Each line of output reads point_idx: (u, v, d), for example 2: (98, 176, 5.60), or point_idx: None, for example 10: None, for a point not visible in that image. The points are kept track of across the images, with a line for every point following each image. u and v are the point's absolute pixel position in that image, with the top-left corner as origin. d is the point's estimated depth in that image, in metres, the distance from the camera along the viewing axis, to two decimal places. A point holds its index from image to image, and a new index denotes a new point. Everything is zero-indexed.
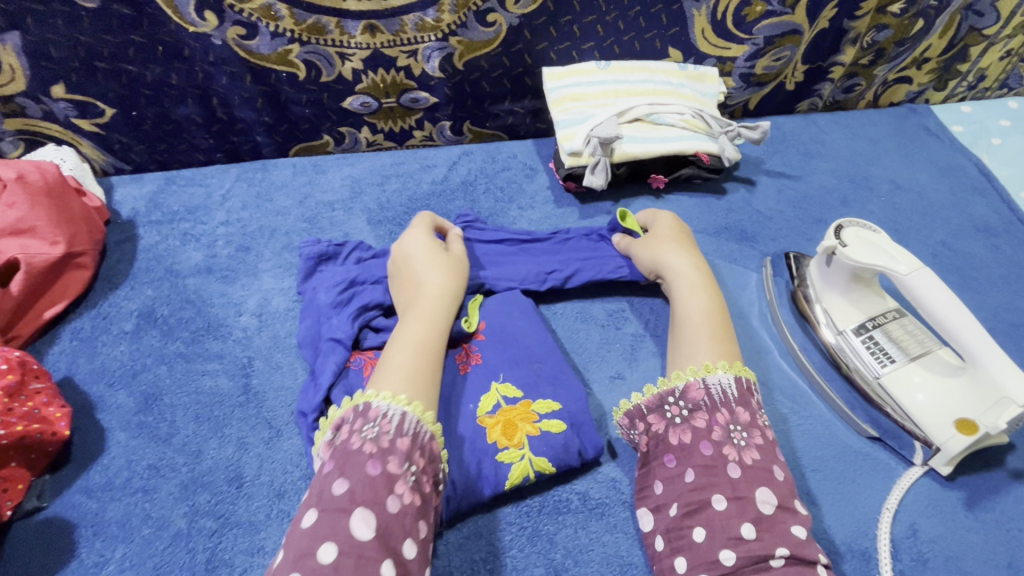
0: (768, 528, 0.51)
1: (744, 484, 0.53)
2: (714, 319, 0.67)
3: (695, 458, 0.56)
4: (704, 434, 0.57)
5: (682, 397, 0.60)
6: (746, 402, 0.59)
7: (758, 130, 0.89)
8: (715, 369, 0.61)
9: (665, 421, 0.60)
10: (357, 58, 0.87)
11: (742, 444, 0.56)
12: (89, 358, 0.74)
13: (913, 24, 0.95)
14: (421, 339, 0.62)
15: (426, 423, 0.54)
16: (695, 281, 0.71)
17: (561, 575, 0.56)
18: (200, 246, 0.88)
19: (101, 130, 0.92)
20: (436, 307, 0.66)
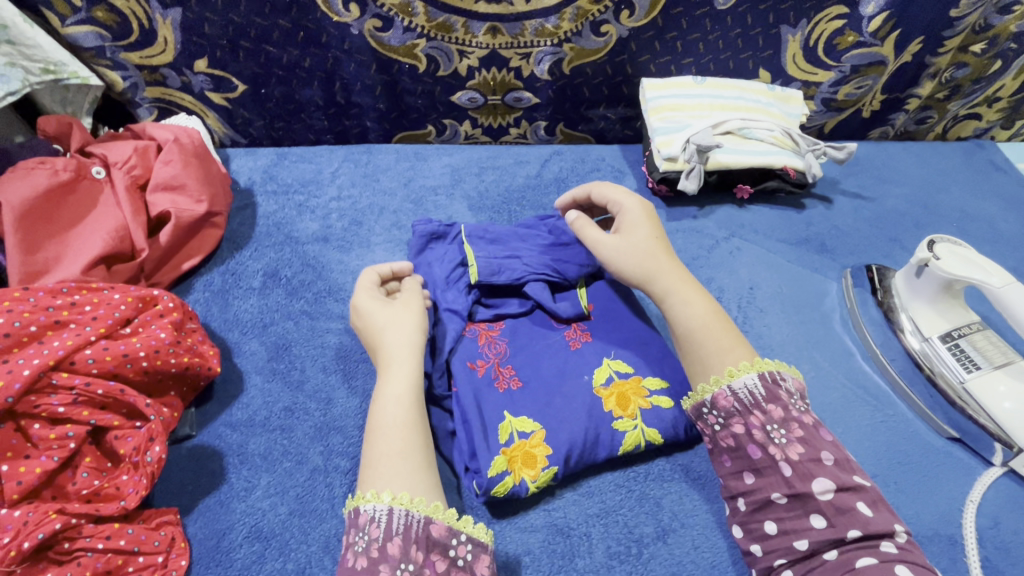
0: (837, 512, 0.50)
1: (799, 479, 0.52)
2: (712, 328, 0.62)
3: (747, 460, 0.55)
4: (747, 438, 0.55)
5: (712, 406, 0.59)
6: (776, 397, 0.56)
7: (844, 151, 0.96)
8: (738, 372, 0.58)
9: (710, 429, 0.59)
10: (475, 56, 0.94)
11: (783, 441, 0.54)
12: (222, 309, 0.81)
13: (991, 64, 1.01)
14: (399, 412, 0.57)
15: (416, 509, 0.51)
16: (686, 293, 0.65)
17: (669, 534, 0.62)
18: (315, 217, 0.95)
19: (229, 104, 0.99)
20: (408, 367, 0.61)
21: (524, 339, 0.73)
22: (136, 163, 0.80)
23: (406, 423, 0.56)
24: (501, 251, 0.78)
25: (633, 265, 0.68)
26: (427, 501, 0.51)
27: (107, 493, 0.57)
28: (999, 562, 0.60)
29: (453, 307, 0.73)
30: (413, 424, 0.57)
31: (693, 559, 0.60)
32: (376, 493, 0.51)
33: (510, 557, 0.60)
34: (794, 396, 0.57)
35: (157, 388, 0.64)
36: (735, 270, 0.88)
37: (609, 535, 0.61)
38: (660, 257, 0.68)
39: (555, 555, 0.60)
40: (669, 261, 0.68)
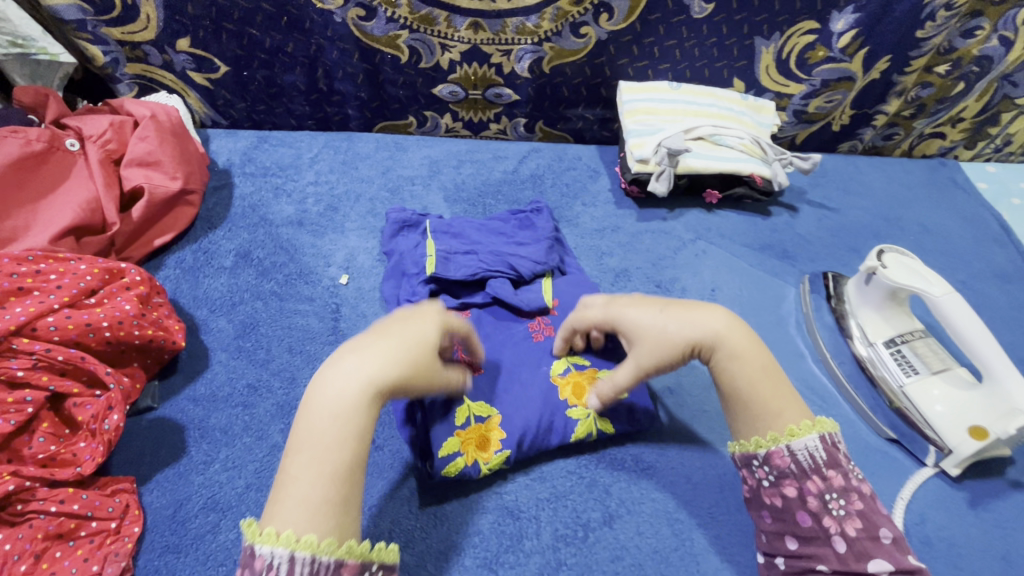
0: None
1: (853, 558, 0.52)
2: (772, 380, 0.58)
3: (794, 525, 0.55)
4: (799, 505, 0.54)
5: (765, 463, 0.56)
6: (836, 462, 0.55)
7: (808, 162, 0.99)
8: (801, 431, 0.55)
9: (754, 481, 0.57)
10: (457, 51, 0.96)
11: (842, 513, 0.53)
12: (193, 286, 0.81)
13: (954, 86, 1.05)
14: (332, 431, 0.47)
15: (324, 555, 0.44)
16: (739, 349, 0.58)
17: (615, 519, 0.64)
18: (291, 201, 0.96)
19: (211, 85, 1.00)
20: (358, 388, 0.49)
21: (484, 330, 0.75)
22: (111, 138, 0.81)
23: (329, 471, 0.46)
24: (460, 246, 0.80)
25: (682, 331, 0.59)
26: (336, 544, 0.45)
27: (63, 459, 0.58)
28: (923, 556, 0.63)
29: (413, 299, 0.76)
30: (341, 472, 0.47)
31: (636, 544, 0.62)
32: (269, 532, 0.44)
33: (459, 535, 0.62)
34: (849, 460, 0.56)
35: (121, 359, 0.65)
36: (699, 271, 0.91)
37: (557, 518, 0.63)
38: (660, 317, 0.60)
39: (503, 536, 0.62)
40: (710, 313, 0.59)
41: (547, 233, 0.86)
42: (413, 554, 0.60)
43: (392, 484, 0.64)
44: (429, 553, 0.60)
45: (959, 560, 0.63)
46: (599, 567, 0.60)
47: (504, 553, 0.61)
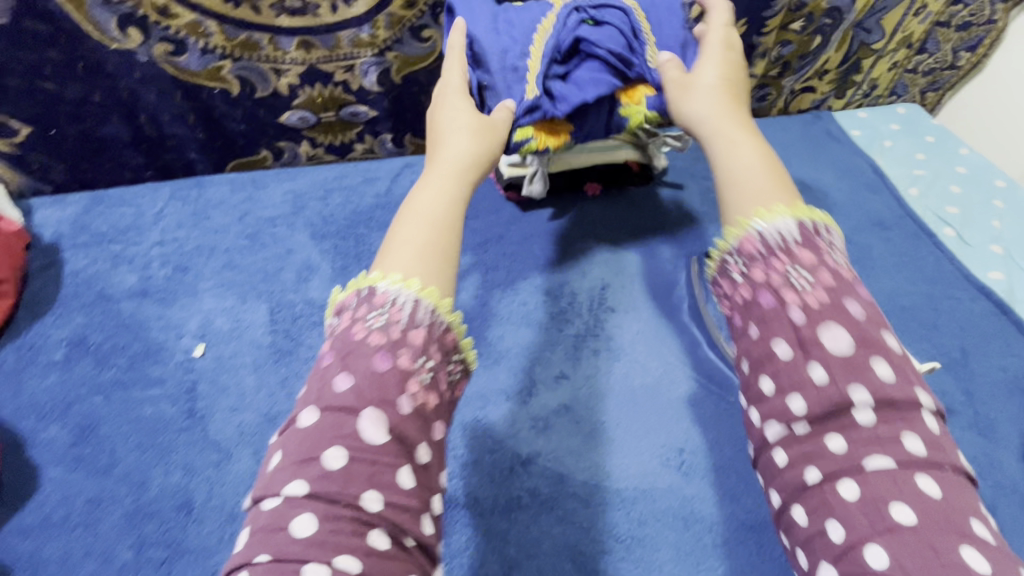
0: (845, 363, 0.44)
1: (817, 349, 0.45)
2: (767, 165, 0.56)
3: (764, 346, 0.47)
4: (766, 286, 0.48)
5: (738, 253, 0.51)
6: (813, 245, 0.48)
7: (682, 138, 0.94)
8: (773, 212, 0.51)
9: (731, 285, 0.51)
10: (293, 74, 0.87)
11: (809, 284, 0.46)
12: (16, 393, 0.70)
13: (813, 40, 1.05)
14: (437, 200, 0.56)
15: (426, 301, 0.48)
16: (736, 134, 0.59)
17: (515, 568, 0.61)
18: (134, 268, 0.85)
19: (16, 150, 0.87)
20: (460, 186, 0.58)
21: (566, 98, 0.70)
22: None
23: (434, 215, 0.54)
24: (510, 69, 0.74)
25: (707, 116, 0.61)
26: (420, 287, 0.49)
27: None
28: None
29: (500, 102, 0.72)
30: (434, 222, 0.54)
31: None
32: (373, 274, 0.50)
33: None
34: (835, 248, 0.50)
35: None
36: (588, 271, 0.87)
37: None
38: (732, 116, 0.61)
39: None
40: (747, 134, 0.59)
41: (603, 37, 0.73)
42: None
43: None
44: None
45: None
46: None
47: None
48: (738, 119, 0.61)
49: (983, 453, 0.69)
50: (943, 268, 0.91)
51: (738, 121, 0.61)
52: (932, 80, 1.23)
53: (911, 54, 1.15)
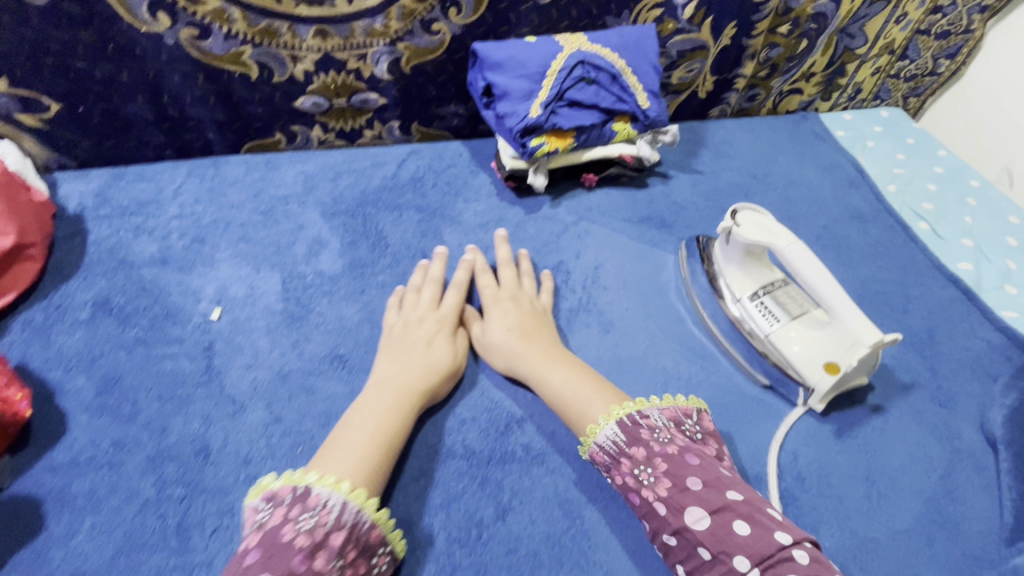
0: (719, 543, 0.53)
1: (696, 525, 0.55)
2: (579, 395, 0.69)
3: (656, 520, 0.58)
4: (627, 488, 0.60)
5: (595, 463, 0.64)
6: (636, 438, 0.62)
7: (670, 135, 1.01)
8: (599, 427, 0.64)
9: (609, 474, 0.63)
10: (309, 61, 0.93)
11: (652, 480, 0.59)
12: (44, 347, 0.75)
13: (799, 43, 1.11)
14: (391, 408, 0.66)
15: (354, 499, 0.57)
16: (542, 368, 0.72)
17: (508, 513, 0.64)
18: (154, 238, 0.90)
19: (45, 126, 0.92)
20: (416, 381, 0.69)
21: (568, 119, 0.92)
22: None
23: (368, 437, 0.63)
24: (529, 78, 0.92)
25: (512, 366, 0.73)
26: (350, 487, 0.57)
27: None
28: (795, 491, 0.67)
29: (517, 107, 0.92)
30: (376, 440, 0.63)
31: (530, 533, 0.63)
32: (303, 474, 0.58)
33: None
34: (658, 429, 0.63)
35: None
36: (582, 252, 0.93)
37: (450, 522, 0.63)
38: (532, 342, 0.75)
39: None
40: (530, 346, 0.74)
41: (597, 70, 0.94)
42: None
43: None
44: None
45: (827, 488, 0.68)
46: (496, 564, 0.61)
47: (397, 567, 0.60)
48: (546, 356, 0.73)
49: (943, 422, 0.74)
50: (915, 258, 0.96)
51: (551, 357, 0.73)
52: (914, 85, 1.29)
53: (893, 60, 1.22)
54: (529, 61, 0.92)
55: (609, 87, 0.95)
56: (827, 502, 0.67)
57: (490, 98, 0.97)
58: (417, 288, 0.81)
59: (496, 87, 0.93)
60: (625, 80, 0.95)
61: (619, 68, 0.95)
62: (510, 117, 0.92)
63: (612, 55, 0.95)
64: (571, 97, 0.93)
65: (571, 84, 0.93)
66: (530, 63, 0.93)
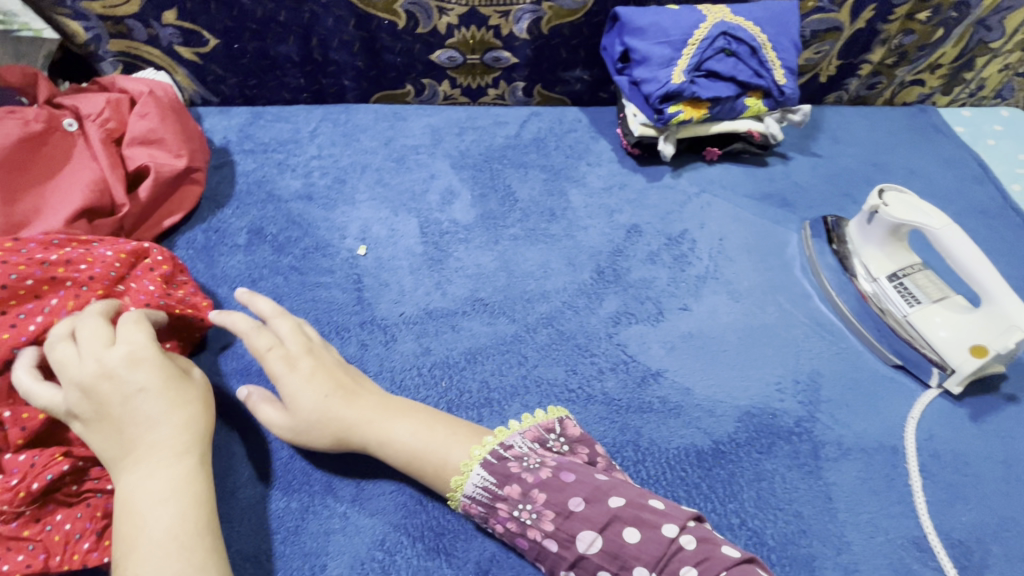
0: (613, 556, 0.53)
1: (583, 541, 0.54)
2: (432, 457, 0.60)
3: (549, 554, 0.56)
4: (513, 531, 0.57)
5: (473, 514, 0.60)
6: (506, 476, 0.58)
7: (799, 114, 1.01)
8: (468, 470, 0.59)
9: (487, 525, 0.59)
10: (454, 14, 0.95)
11: (534, 517, 0.56)
12: (209, 266, 0.80)
13: (935, 32, 1.09)
14: (167, 493, 0.52)
15: None
16: (385, 431, 0.61)
17: (648, 458, 0.68)
18: (297, 175, 0.94)
19: (200, 60, 0.97)
20: (178, 445, 0.55)
21: (706, 88, 0.93)
22: (110, 116, 0.78)
23: (179, 526, 0.51)
24: (669, 46, 0.93)
25: (349, 437, 0.61)
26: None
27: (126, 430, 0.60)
28: (932, 467, 0.69)
29: (656, 75, 0.93)
30: (191, 525, 0.51)
31: (672, 477, 0.67)
32: None
33: None
34: (525, 456, 0.59)
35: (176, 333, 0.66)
36: (706, 223, 0.94)
37: None
38: (327, 391, 0.62)
39: None
40: (354, 406, 0.62)
41: (737, 43, 0.94)
42: None
43: None
44: None
45: (964, 467, 0.69)
46: None
47: None
48: (378, 412, 0.62)
49: None
50: None
51: (379, 411, 0.62)
52: None
53: None
54: (671, 29, 0.93)
55: (748, 59, 0.95)
56: (964, 480, 0.68)
57: (625, 64, 0.98)
58: (105, 342, 0.56)
59: (636, 52, 0.94)
60: (763, 54, 0.95)
61: (758, 42, 0.95)
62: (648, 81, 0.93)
63: (754, 28, 0.95)
64: (709, 67, 0.93)
65: (712, 54, 0.93)
66: (673, 31, 0.93)
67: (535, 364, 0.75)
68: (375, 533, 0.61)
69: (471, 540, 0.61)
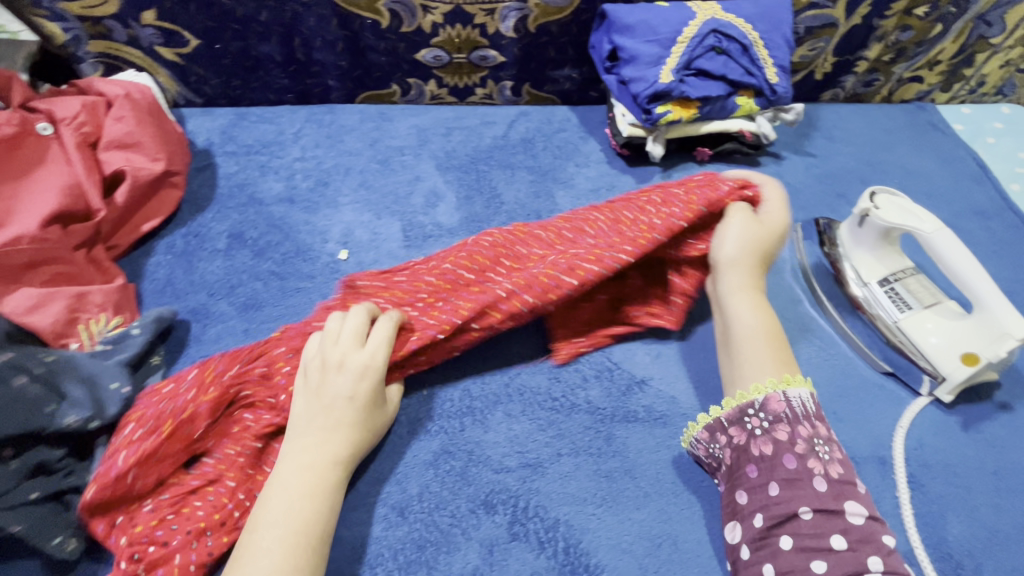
0: (860, 537, 0.51)
1: (832, 496, 0.53)
2: (767, 338, 0.65)
3: (781, 471, 0.55)
4: (786, 448, 0.56)
5: (762, 409, 0.59)
6: (819, 416, 0.60)
7: (792, 113, 0.99)
8: (792, 382, 0.61)
9: (745, 434, 0.59)
10: (439, 12, 0.93)
11: (825, 456, 0.56)
12: (187, 272, 0.79)
13: (933, 28, 1.06)
14: (309, 490, 0.55)
15: None
16: (753, 302, 0.68)
17: (634, 469, 0.66)
18: (279, 178, 0.93)
19: (181, 60, 0.95)
20: (336, 453, 0.58)
21: (696, 87, 0.91)
22: (86, 120, 0.77)
23: (303, 523, 0.53)
24: (657, 44, 0.91)
25: (731, 261, 0.71)
26: None
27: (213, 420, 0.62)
28: (922, 477, 0.67)
29: (644, 73, 0.90)
30: (310, 524, 0.54)
31: (657, 490, 0.65)
32: None
33: (486, 491, 0.63)
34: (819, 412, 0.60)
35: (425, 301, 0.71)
36: None
37: (581, 466, 0.66)
38: (748, 254, 0.71)
39: (531, 490, 0.63)
40: (755, 275, 0.71)
41: (728, 40, 0.92)
42: (444, 514, 0.61)
43: (416, 448, 0.66)
44: (461, 511, 0.62)
45: (955, 478, 0.67)
46: (625, 516, 0.62)
47: (538, 508, 0.62)
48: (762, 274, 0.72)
49: None
50: None
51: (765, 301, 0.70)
52: None
53: None
54: (659, 26, 0.91)
55: (739, 58, 0.93)
56: (954, 492, 0.66)
57: (613, 63, 0.96)
58: (337, 337, 0.62)
59: (624, 50, 0.92)
60: (755, 51, 0.93)
61: (750, 39, 0.93)
62: (636, 83, 0.91)
63: (745, 25, 0.93)
64: (699, 66, 0.91)
65: (702, 53, 0.91)
66: (661, 30, 0.91)
67: (517, 370, 0.73)
68: (355, 546, 0.59)
69: (453, 553, 0.59)
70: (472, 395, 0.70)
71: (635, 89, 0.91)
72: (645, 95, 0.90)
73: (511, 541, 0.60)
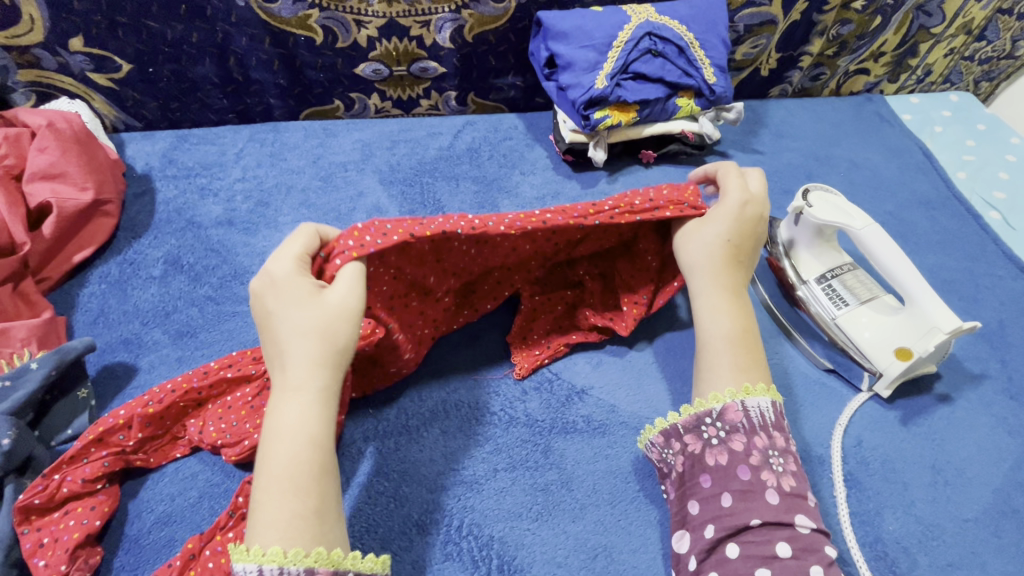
0: (805, 547, 0.53)
1: (784, 508, 0.54)
2: (735, 345, 0.64)
3: (733, 482, 0.56)
4: (741, 458, 0.57)
5: (718, 419, 0.60)
6: (779, 426, 0.61)
7: (733, 112, 0.99)
8: (753, 392, 0.61)
9: (700, 442, 0.60)
10: (373, 26, 0.93)
11: (779, 469, 0.57)
12: (121, 301, 0.78)
13: (872, 20, 1.07)
14: (293, 431, 0.52)
15: (292, 563, 0.47)
16: (718, 304, 0.66)
17: (571, 480, 0.66)
18: (219, 201, 0.92)
19: (115, 86, 0.94)
20: (306, 381, 0.54)
21: (634, 91, 0.90)
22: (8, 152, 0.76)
23: (294, 468, 0.51)
24: (592, 49, 0.90)
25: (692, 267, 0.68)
26: (303, 552, 0.48)
27: (151, 441, 0.64)
28: (859, 475, 0.67)
29: (580, 79, 0.90)
30: (304, 469, 0.51)
31: (593, 502, 0.64)
32: (247, 548, 0.48)
33: (423, 512, 0.62)
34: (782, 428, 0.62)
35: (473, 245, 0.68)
36: None
37: (516, 482, 0.65)
38: (715, 264, 0.68)
39: (466, 510, 0.63)
40: (727, 274, 0.68)
41: (664, 42, 0.92)
42: (375, 538, 0.60)
43: (350, 471, 0.65)
44: (393, 534, 0.61)
45: (892, 474, 0.67)
46: (561, 529, 0.62)
47: (474, 526, 0.62)
48: (725, 270, 0.68)
49: (1013, 414, 0.73)
50: (985, 248, 0.94)
51: (726, 293, 0.67)
52: (987, 69, 1.23)
53: (969, 41, 1.16)
54: (594, 31, 0.91)
55: (676, 60, 0.92)
56: (891, 488, 0.66)
57: (552, 69, 0.96)
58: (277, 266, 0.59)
59: (560, 57, 0.91)
60: (692, 53, 0.93)
61: (686, 41, 0.93)
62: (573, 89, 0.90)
63: (680, 28, 0.93)
64: (636, 69, 0.91)
65: (637, 56, 0.91)
66: (596, 35, 0.91)
67: (455, 385, 0.72)
68: None
69: None
70: (408, 414, 0.69)
71: (572, 94, 0.91)
72: (582, 101, 0.89)
73: (444, 562, 0.59)
